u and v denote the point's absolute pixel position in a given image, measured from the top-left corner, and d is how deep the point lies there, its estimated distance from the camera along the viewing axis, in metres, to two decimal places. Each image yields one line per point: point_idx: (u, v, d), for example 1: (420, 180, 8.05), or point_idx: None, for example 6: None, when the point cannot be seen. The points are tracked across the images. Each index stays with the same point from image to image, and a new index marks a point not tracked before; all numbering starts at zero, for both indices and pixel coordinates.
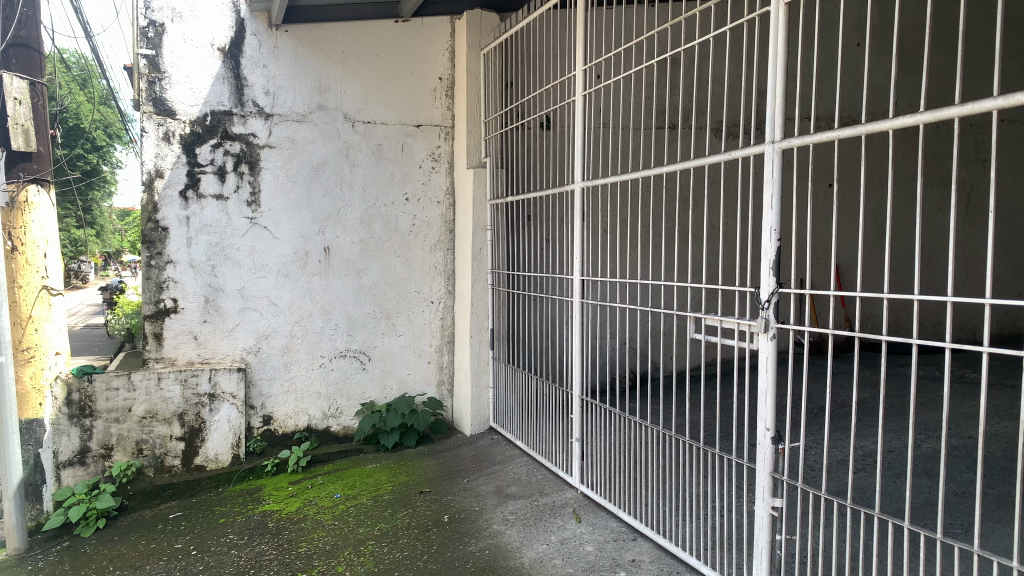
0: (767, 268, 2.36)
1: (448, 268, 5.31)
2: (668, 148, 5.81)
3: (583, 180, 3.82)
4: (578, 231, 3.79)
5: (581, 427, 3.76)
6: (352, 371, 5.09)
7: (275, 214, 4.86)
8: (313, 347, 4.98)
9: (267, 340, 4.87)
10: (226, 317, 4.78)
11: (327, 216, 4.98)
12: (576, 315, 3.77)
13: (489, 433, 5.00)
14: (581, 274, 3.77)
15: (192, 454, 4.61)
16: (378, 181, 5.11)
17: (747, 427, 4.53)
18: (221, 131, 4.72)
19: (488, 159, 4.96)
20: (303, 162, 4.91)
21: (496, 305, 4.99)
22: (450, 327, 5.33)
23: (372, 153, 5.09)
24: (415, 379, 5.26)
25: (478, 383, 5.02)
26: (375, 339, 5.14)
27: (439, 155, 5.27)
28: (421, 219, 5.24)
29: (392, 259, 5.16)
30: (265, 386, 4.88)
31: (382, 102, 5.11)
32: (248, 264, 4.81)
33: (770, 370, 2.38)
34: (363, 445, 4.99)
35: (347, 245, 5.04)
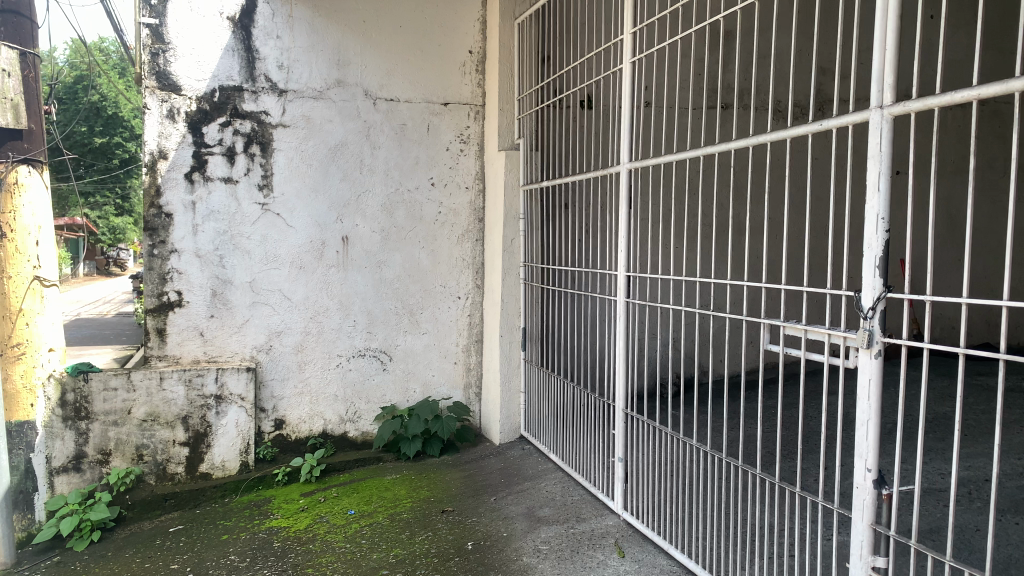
0: (871, 268, 1.83)
1: (476, 260, 4.86)
2: (721, 130, 5.27)
3: (629, 164, 3.21)
4: (624, 223, 3.24)
5: (624, 445, 3.26)
6: (371, 372, 4.67)
7: (288, 199, 4.45)
8: (330, 345, 4.57)
9: (279, 337, 4.47)
10: (235, 312, 4.39)
11: (345, 203, 4.56)
12: (621, 318, 3.24)
13: (520, 442, 4.55)
14: (626, 270, 3.24)
15: (196, 461, 4.25)
16: (401, 164, 4.67)
17: (810, 446, 4.02)
18: (230, 109, 4.32)
19: (522, 140, 4.49)
20: (319, 144, 4.50)
21: (529, 301, 4.51)
22: (478, 324, 4.88)
23: (395, 134, 4.65)
24: (440, 381, 4.83)
25: (509, 388, 4.56)
26: (396, 336, 4.71)
27: (468, 136, 4.81)
28: (448, 207, 4.79)
29: (416, 250, 4.73)
30: (277, 387, 4.48)
31: (407, 77, 4.66)
32: (258, 254, 4.41)
33: (875, 396, 1.84)
34: (382, 454, 4.56)
35: (367, 234, 4.62)
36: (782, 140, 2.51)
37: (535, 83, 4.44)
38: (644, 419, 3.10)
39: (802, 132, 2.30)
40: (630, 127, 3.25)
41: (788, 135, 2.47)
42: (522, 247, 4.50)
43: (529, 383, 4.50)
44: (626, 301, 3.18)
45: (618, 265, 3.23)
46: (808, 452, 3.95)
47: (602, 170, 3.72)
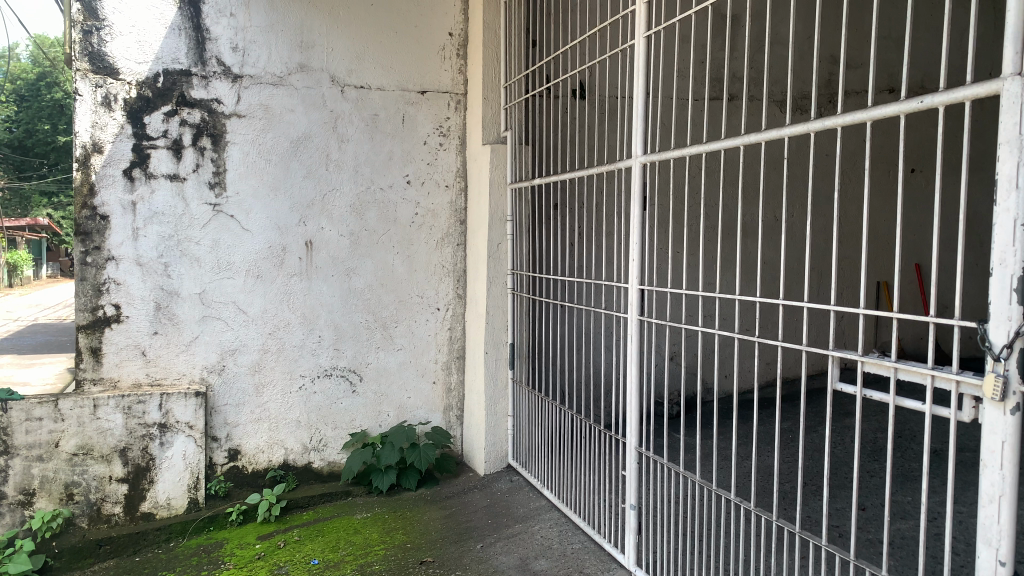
0: (1004, 293, 1.37)
1: (457, 267, 4.35)
2: (726, 124, 4.82)
3: (643, 157, 2.70)
4: (638, 229, 2.73)
5: (637, 489, 2.74)
6: (339, 394, 4.13)
7: (243, 199, 3.92)
8: (291, 364, 4.03)
9: (233, 357, 3.93)
10: (182, 328, 3.84)
11: (310, 204, 4.04)
12: (634, 340, 2.73)
13: (507, 473, 4.04)
14: (638, 282, 2.73)
15: (137, 499, 3.70)
16: (373, 160, 4.15)
17: (836, 481, 3.57)
18: (176, 96, 3.77)
19: (509, 133, 4.00)
20: (279, 136, 3.97)
21: (518, 315, 4.02)
22: (460, 339, 4.37)
23: (366, 126, 4.13)
24: (417, 403, 4.30)
25: (495, 411, 4.06)
26: (368, 354, 4.18)
27: (448, 128, 4.30)
28: (426, 207, 4.27)
29: (390, 256, 4.20)
30: (231, 413, 3.94)
31: (379, 62, 4.14)
32: (209, 262, 3.87)
33: (1010, 466, 1.37)
34: (351, 487, 4.03)
35: (334, 239, 4.09)
36: (838, 124, 1.86)
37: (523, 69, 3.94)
38: (657, 458, 2.60)
39: (868, 116, 1.71)
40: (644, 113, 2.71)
41: (839, 122, 1.85)
42: (510, 253, 4.00)
43: (519, 406, 4.00)
44: (643, 319, 2.64)
45: (628, 277, 2.74)
46: (837, 488, 3.50)
47: (609, 164, 3.22)
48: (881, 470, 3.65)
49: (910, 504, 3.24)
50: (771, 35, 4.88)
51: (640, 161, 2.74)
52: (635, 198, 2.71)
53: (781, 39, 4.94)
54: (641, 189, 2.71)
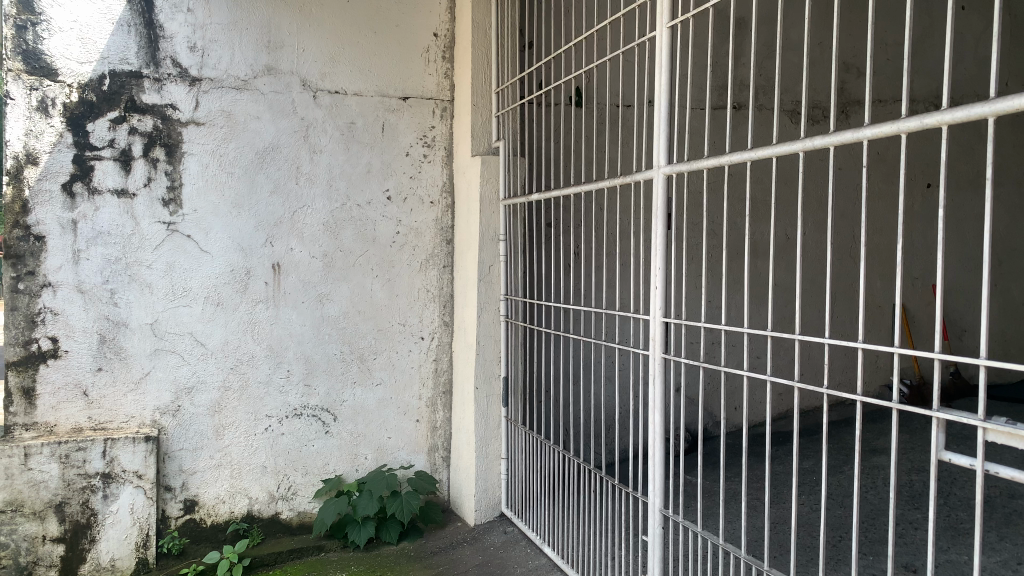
0: None
1: (443, 291, 3.92)
2: (734, 135, 4.44)
3: (666, 167, 2.30)
4: (661, 252, 2.33)
5: (660, 560, 2.31)
6: (309, 436, 3.67)
7: (202, 216, 3.47)
8: (256, 402, 3.57)
9: (190, 395, 3.47)
10: (131, 363, 3.38)
11: (278, 222, 3.60)
12: (657, 382, 2.32)
13: (501, 524, 3.61)
14: (662, 314, 2.32)
15: (76, 562, 3.22)
16: (349, 173, 3.72)
17: (876, 535, 3.17)
18: (125, 101, 3.33)
19: (501, 143, 3.59)
20: (243, 146, 3.53)
21: (511, 346, 3.61)
22: (446, 372, 3.92)
23: (341, 135, 3.70)
24: (399, 444, 3.83)
25: (486, 454, 3.61)
26: (344, 390, 3.73)
27: (433, 138, 3.88)
28: (409, 226, 3.84)
29: (368, 280, 3.76)
30: (187, 459, 3.47)
31: (355, 64, 3.72)
32: (163, 289, 3.42)
33: None
34: (324, 541, 3.57)
35: (305, 261, 3.65)
36: (943, 124, 1.42)
37: (517, 72, 3.54)
38: (683, 523, 2.18)
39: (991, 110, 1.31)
40: (667, 114, 2.32)
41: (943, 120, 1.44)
42: (503, 276, 3.59)
43: (514, 449, 3.57)
44: (668, 359, 2.22)
45: (649, 308, 2.32)
46: (878, 544, 3.10)
47: (621, 176, 2.82)
48: (924, 523, 3.25)
49: (967, 567, 2.83)
50: (780, 41, 4.53)
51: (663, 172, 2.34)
52: (660, 216, 2.30)
53: (791, 43, 4.60)
54: (665, 206, 2.32)
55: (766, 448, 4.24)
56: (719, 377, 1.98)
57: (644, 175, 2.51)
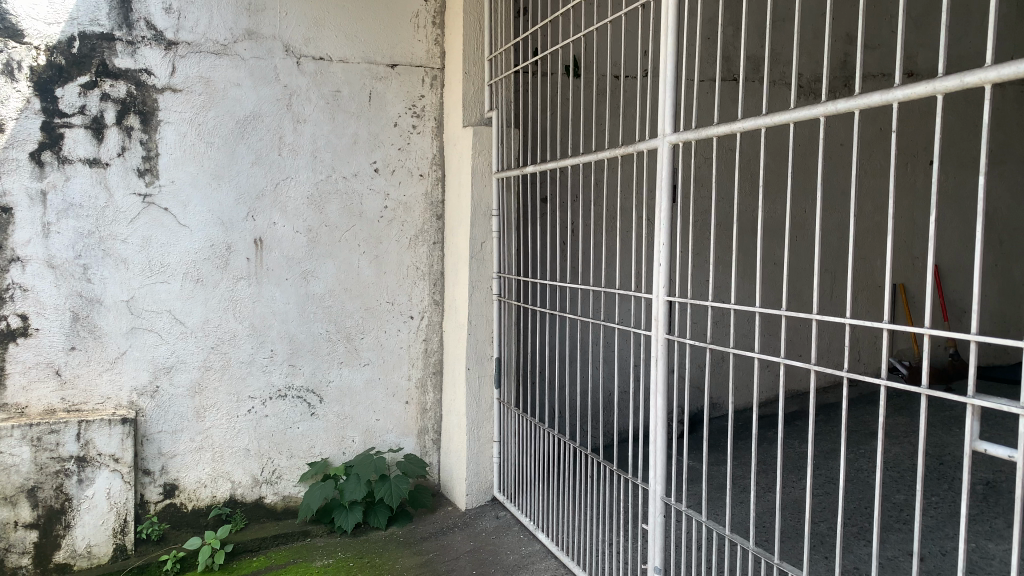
0: None
1: (433, 268, 3.77)
2: (735, 108, 4.29)
3: (672, 136, 2.17)
4: (666, 228, 2.19)
5: (660, 550, 2.19)
6: (294, 418, 3.53)
7: (179, 189, 3.31)
8: (238, 383, 3.43)
9: (168, 375, 3.32)
10: (106, 342, 3.22)
11: (260, 195, 3.44)
12: (660, 365, 2.20)
13: (494, 509, 3.50)
14: (666, 293, 2.19)
15: (50, 548, 3.08)
16: (334, 144, 3.56)
17: (880, 522, 3.08)
18: (96, 65, 3.15)
19: (494, 114, 3.43)
20: (223, 114, 3.36)
21: (504, 326, 3.47)
22: (436, 352, 3.78)
23: (326, 105, 3.53)
24: (387, 427, 3.70)
25: (478, 437, 3.49)
26: (330, 370, 3.59)
27: (422, 108, 3.71)
28: (397, 200, 3.68)
29: (355, 255, 3.61)
30: (166, 442, 3.33)
31: (341, 30, 3.54)
32: (139, 265, 3.26)
33: None
34: (310, 526, 3.45)
35: (288, 235, 3.49)
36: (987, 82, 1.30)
37: (511, 38, 3.37)
38: (681, 509, 2.06)
39: None
40: (674, 79, 2.17)
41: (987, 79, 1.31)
42: (496, 253, 3.45)
43: (507, 432, 3.45)
44: (671, 341, 2.10)
45: (652, 286, 2.20)
46: (882, 530, 3.00)
47: (622, 147, 2.68)
48: (930, 508, 3.15)
49: (976, 555, 2.74)
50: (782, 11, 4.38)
51: (669, 142, 2.20)
52: (665, 189, 2.17)
53: (793, 14, 4.45)
54: (671, 179, 2.19)
55: (764, 430, 4.14)
56: (728, 359, 1.86)
57: (647, 145, 2.37)
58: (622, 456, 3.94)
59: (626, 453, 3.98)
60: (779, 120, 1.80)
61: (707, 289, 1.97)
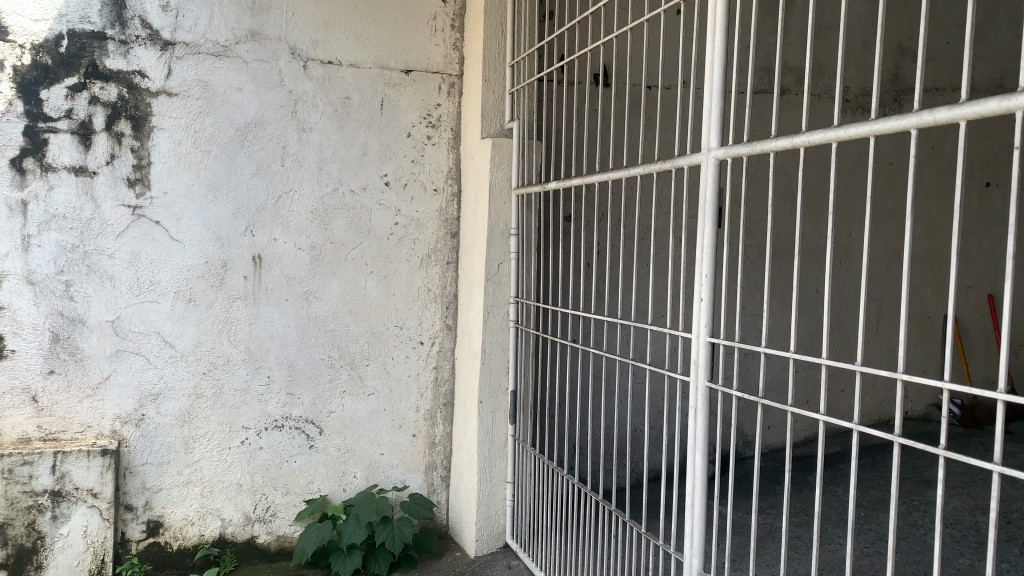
0: None
1: (447, 290, 3.47)
2: (775, 121, 3.97)
3: (718, 151, 1.83)
4: (711, 258, 1.84)
5: None
6: (291, 451, 3.25)
7: (172, 200, 3.05)
8: (230, 411, 3.16)
9: (155, 403, 3.05)
10: (88, 366, 2.96)
11: (260, 208, 3.18)
12: (700, 416, 1.87)
13: (505, 557, 3.19)
14: (708, 332, 1.85)
15: None
16: (342, 155, 3.28)
17: None
18: (85, 66, 2.90)
19: (515, 124, 3.14)
20: (222, 121, 3.10)
21: (521, 356, 3.17)
22: (447, 382, 3.47)
23: (333, 112, 3.26)
24: (392, 462, 3.40)
25: (490, 478, 3.19)
26: (331, 399, 3.30)
27: (438, 117, 3.41)
28: (408, 215, 3.39)
29: (362, 275, 3.33)
30: (151, 475, 3.06)
31: (350, 31, 3.26)
32: (126, 282, 3.00)
33: None
34: (304, 570, 3.15)
35: (290, 253, 3.22)
36: None
37: (534, 42, 3.09)
38: None
39: None
40: (722, 84, 1.86)
41: None
42: (514, 276, 3.15)
43: (523, 473, 3.14)
44: (717, 391, 1.78)
45: (693, 325, 1.86)
46: None
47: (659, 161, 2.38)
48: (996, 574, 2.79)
49: None
50: (827, 19, 4.07)
51: (715, 159, 1.87)
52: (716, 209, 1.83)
53: (840, 23, 4.13)
54: (718, 201, 1.85)
55: (803, 473, 3.79)
56: (786, 419, 1.56)
57: (691, 160, 2.04)
58: (648, 498, 3.63)
59: (651, 495, 3.65)
60: (854, 135, 1.50)
61: (763, 332, 1.64)
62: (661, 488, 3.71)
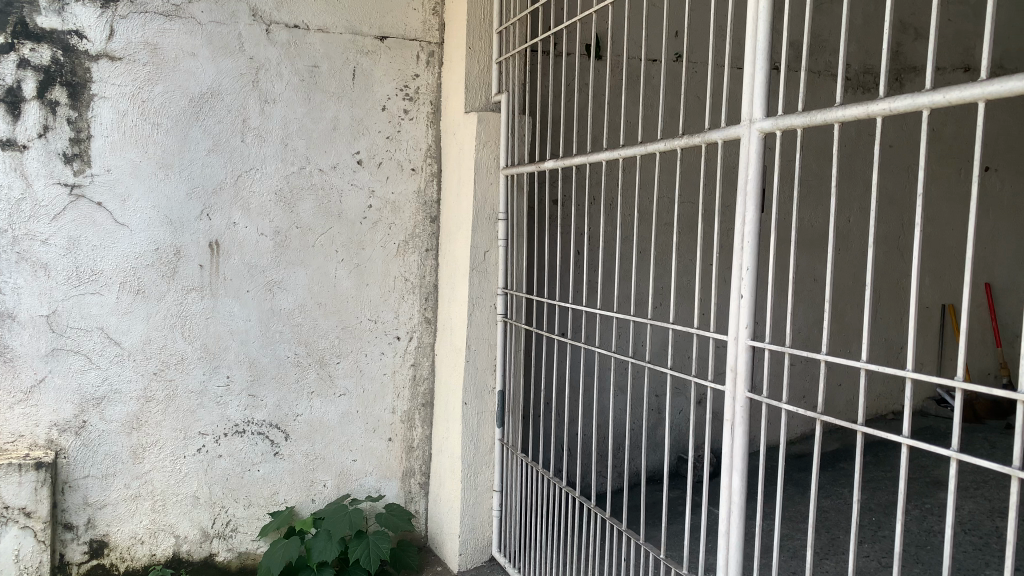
0: None
1: (426, 280, 3.16)
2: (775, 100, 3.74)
3: (761, 121, 1.53)
4: (752, 247, 1.54)
5: None
6: (253, 459, 2.93)
7: (116, 179, 2.70)
8: (185, 416, 2.83)
9: (99, 408, 2.71)
10: (20, 367, 2.61)
11: (217, 189, 2.84)
12: (737, 430, 1.60)
13: (491, 573, 2.91)
14: (747, 332, 1.56)
15: None
16: (308, 130, 2.95)
17: None
18: (12, 24, 2.53)
19: (502, 96, 2.85)
20: (172, 90, 2.75)
21: (509, 352, 2.89)
22: (426, 381, 3.17)
23: (300, 83, 2.92)
24: (366, 469, 3.10)
25: (475, 487, 2.90)
26: (298, 402, 2.99)
27: (416, 90, 3.09)
28: (383, 198, 3.08)
29: (332, 264, 3.01)
30: (95, 490, 2.72)
31: None
32: (64, 272, 2.65)
33: None
34: None
35: (251, 239, 2.89)
36: None
37: (525, 6, 2.79)
38: None
39: None
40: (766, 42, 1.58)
41: None
42: (502, 265, 2.86)
43: (509, 484, 2.87)
44: (763, 406, 1.49)
45: (730, 324, 1.58)
46: None
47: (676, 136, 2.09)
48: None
49: None
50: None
51: (758, 131, 1.54)
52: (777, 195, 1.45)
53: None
54: (762, 180, 1.54)
55: (804, 474, 3.59)
56: (858, 441, 1.27)
57: (725, 134, 1.64)
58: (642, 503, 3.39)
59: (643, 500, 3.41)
60: (961, 97, 1.17)
61: (824, 338, 1.35)
62: (654, 492, 3.48)
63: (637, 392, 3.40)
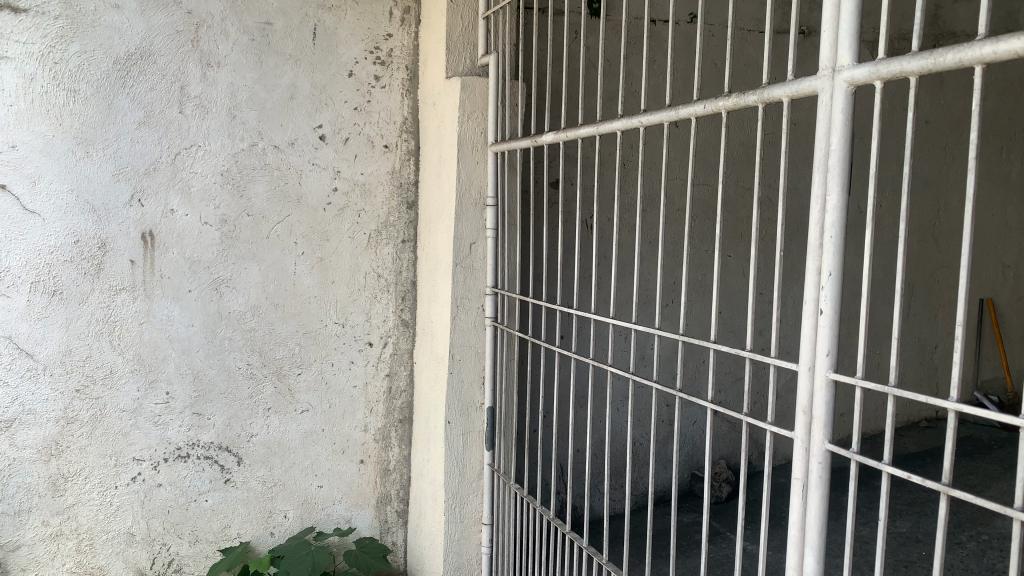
0: None
1: (403, 276, 2.72)
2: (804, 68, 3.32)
3: (852, 72, 1.10)
4: (836, 245, 1.12)
5: None
6: (201, 488, 2.50)
7: (24, 157, 2.23)
8: (116, 439, 2.39)
9: (9, 432, 2.27)
10: None
11: (150, 170, 2.38)
12: (813, 495, 1.18)
13: None
14: (826, 362, 1.15)
15: None
16: (259, 100, 2.49)
17: None
18: None
19: (491, 58, 2.39)
20: (92, 50, 2.28)
21: (500, 363, 2.45)
22: (406, 393, 2.74)
23: (249, 43, 2.46)
24: (334, 497, 2.68)
25: (462, 520, 2.48)
26: (252, 421, 2.55)
27: (389, 53, 2.63)
28: (350, 180, 2.62)
29: (291, 258, 2.56)
30: (6, 529, 2.29)
31: None
32: None
33: None
34: None
35: (192, 229, 2.44)
36: None
37: None
38: None
39: None
40: None
41: None
42: (491, 260, 2.41)
43: (502, 517, 2.43)
44: (852, 466, 1.05)
45: (805, 353, 1.17)
46: None
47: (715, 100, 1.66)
48: None
49: None
50: None
51: (845, 82, 1.11)
52: (873, 172, 1.02)
53: None
54: (850, 155, 1.12)
55: None
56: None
57: (795, 90, 1.20)
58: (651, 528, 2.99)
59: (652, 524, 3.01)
60: None
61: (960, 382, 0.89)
62: (665, 514, 3.08)
63: (645, 401, 2.99)
